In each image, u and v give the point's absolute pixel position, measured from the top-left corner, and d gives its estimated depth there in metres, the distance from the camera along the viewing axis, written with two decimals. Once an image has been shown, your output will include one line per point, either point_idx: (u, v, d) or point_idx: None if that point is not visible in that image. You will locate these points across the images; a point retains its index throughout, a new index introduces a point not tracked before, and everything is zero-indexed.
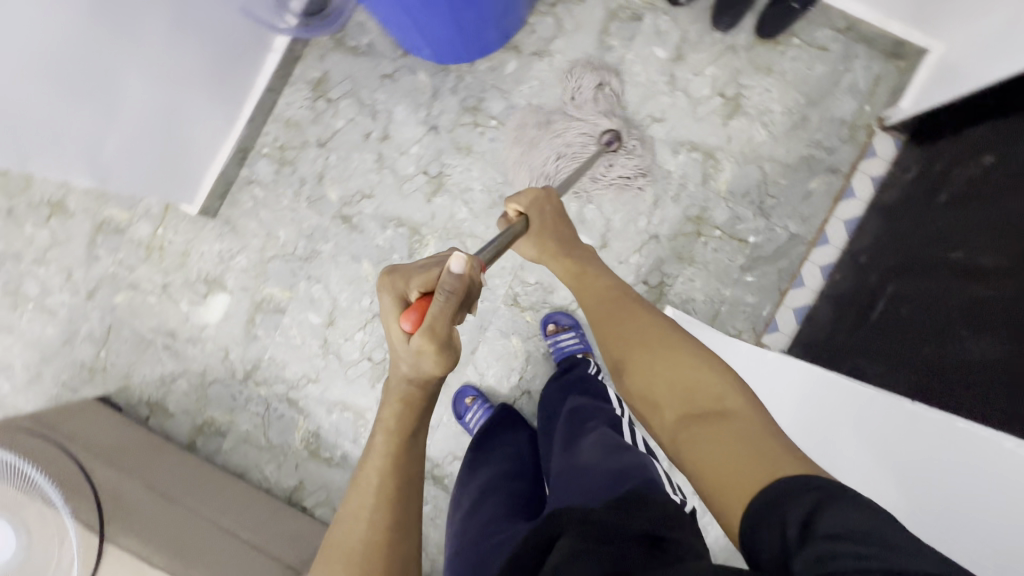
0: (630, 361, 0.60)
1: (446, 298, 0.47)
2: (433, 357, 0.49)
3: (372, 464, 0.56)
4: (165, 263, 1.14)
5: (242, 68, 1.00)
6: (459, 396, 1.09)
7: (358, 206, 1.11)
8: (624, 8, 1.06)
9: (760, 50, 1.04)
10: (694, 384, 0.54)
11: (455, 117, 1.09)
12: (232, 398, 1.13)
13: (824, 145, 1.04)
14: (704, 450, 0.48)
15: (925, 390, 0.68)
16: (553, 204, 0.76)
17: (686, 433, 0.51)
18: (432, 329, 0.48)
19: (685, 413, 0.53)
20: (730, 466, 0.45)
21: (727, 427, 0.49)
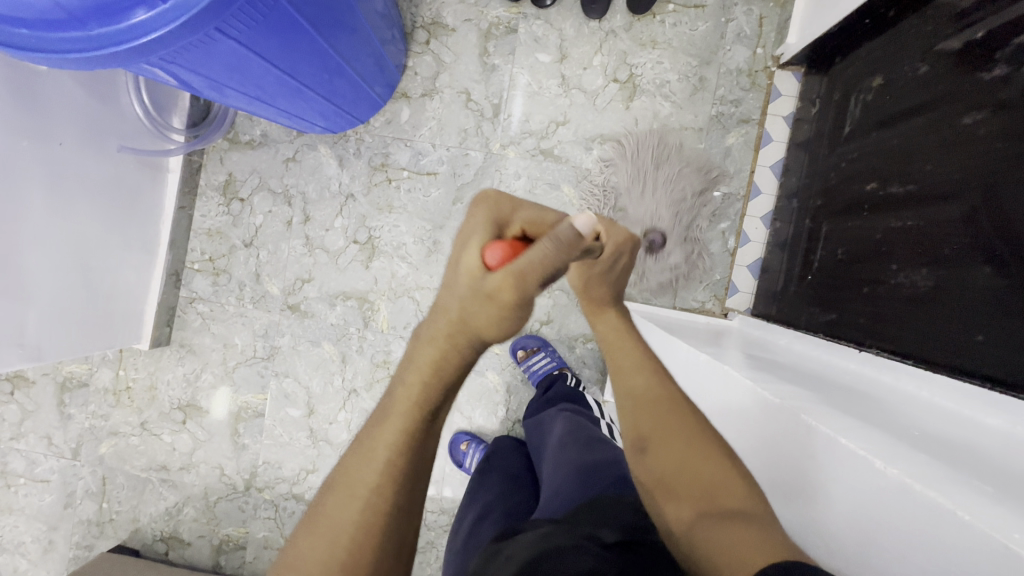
0: (654, 442, 0.54)
1: (559, 249, 0.36)
2: (502, 313, 0.38)
3: (378, 434, 0.41)
4: (137, 402, 1.15)
5: (143, 206, 1.01)
6: (454, 444, 1.10)
7: (301, 292, 1.11)
8: (496, 25, 1.05)
9: (641, 27, 1.03)
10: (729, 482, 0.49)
11: (367, 179, 1.09)
12: (240, 510, 1.14)
13: (729, 99, 1.03)
14: (721, 541, 0.44)
15: (873, 332, 0.68)
16: (631, 252, 0.54)
17: (702, 527, 0.46)
18: (526, 278, 0.36)
19: (701, 501, 0.49)
20: (741, 552, 0.42)
21: (745, 528, 0.44)
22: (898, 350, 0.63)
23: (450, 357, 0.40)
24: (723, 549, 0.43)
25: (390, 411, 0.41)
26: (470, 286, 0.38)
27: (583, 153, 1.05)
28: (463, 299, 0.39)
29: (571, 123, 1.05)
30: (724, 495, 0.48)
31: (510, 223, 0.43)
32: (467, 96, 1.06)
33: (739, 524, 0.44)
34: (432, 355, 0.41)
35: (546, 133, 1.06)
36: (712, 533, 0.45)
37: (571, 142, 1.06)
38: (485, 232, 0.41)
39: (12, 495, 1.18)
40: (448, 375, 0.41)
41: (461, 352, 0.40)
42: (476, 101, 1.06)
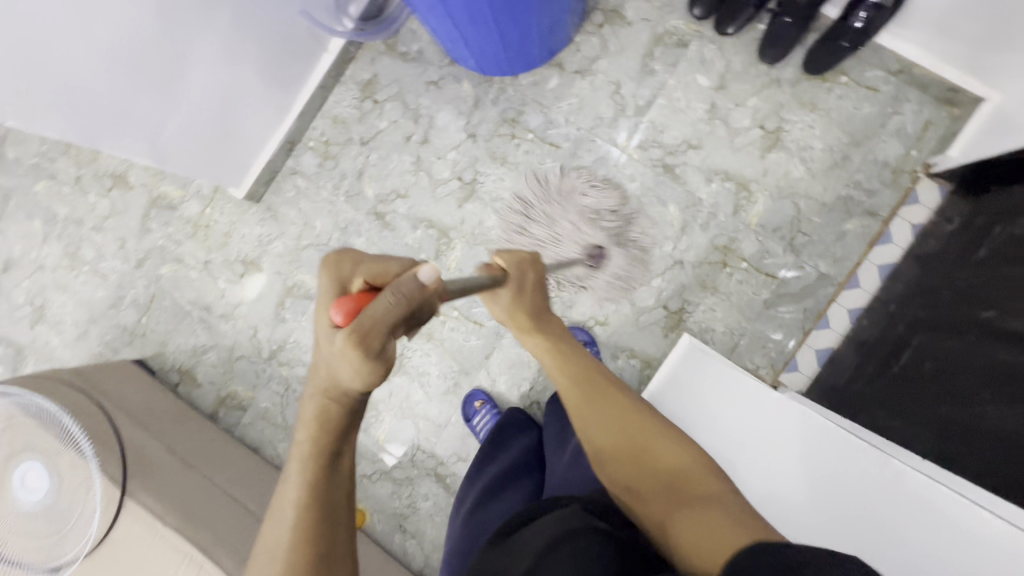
0: (619, 451, 0.61)
1: (398, 302, 0.40)
2: (361, 366, 0.39)
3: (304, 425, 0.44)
4: (210, 241, 1.21)
5: (298, 59, 1.07)
6: (470, 399, 1.11)
7: (392, 204, 1.15)
8: (670, 34, 1.07)
9: (806, 87, 1.03)
10: (680, 473, 0.56)
11: (493, 127, 1.12)
12: (256, 374, 1.19)
13: (864, 186, 1.01)
14: (691, 524, 0.49)
15: (938, 453, 0.67)
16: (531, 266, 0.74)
17: (679, 515, 0.51)
18: (368, 333, 0.38)
19: (672, 495, 0.54)
20: (716, 535, 0.46)
21: (711, 509, 0.50)
22: (974, 475, 0.61)
23: (338, 406, 0.43)
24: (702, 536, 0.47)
25: (288, 480, 0.44)
26: (330, 350, 0.41)
27: (701, 183, 1.06)
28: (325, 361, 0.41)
29: (703, 150, 1.06)
30: (689, 488, 0.54)
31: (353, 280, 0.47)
32: (616, 89, 1.08)
33: (706, 505, 0.51)
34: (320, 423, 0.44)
35: (675, 150, 1.07)
36: (688, 517, 0.50)
37: (694, 168, 1.06)
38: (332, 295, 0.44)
39: (72, 277, 1.26)
40: (336, 426, 0.44)
41: (343, 404, 0.43)
42: (623, 95, 1.08)
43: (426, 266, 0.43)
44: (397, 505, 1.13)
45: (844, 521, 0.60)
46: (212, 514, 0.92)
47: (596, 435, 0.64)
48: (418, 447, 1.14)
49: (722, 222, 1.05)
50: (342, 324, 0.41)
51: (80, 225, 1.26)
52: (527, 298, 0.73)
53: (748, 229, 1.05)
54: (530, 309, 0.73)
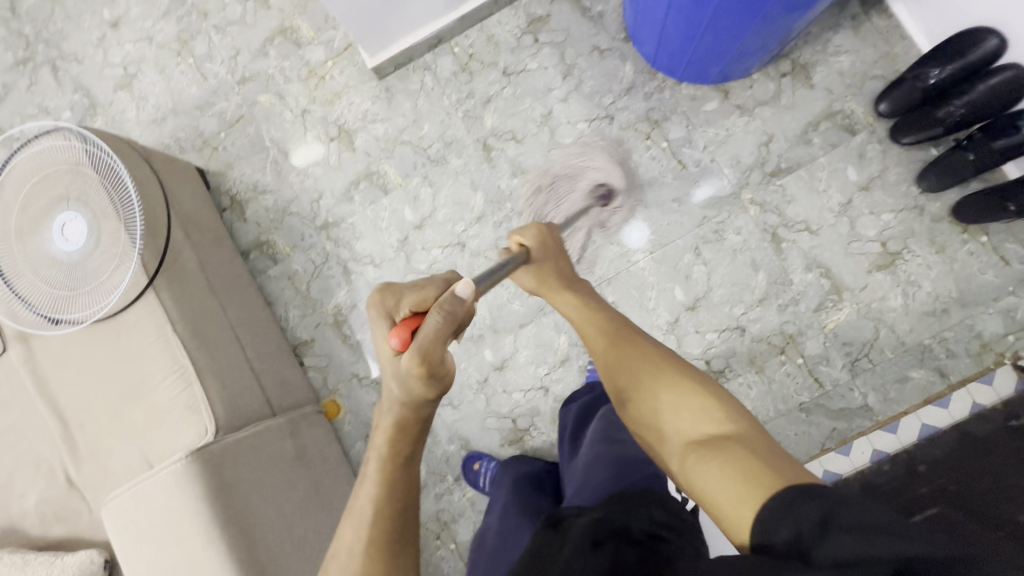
0: (636, 395, 0.61)
1: (443, 315, 0.53)
2: (420, 379, 0.53)
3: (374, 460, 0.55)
4: (317, 92, 1.18)
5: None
6: (466, 462, 1.09)
7: (503, 143, 1.12)
8: (843, 116, 1.03)
9: (944, 228, 1.00)
10: (697, 411, 0.55)
11: (633, 119, 1.09)
12: (301, 236, 1.18)
13: (948, 345, 0.99)
14: (707, 471, 0.47)
15: None
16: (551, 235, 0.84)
17: (693, 457, 0.50)
18: (424, 346, 0.52)
19: (689, 436, 0.53)
20: (735, 477, 0.45)
21: (728, 445, 0.49)
22: None
23: (401, 437, 0.55)
24: (714, 478, 0.47)
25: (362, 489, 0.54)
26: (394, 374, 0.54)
27: (799, 267, 1.04)
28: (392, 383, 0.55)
29: (817, 238, 1.03)
30: (707, 426, 0.53)
31: (397, 310, 0.59)
32: (766, 141, 1.05)
33: (723, 443, 0.49)
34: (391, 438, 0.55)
35: (791, 225, 1.04)
36: (702, 459, 0.49)
37: (801, 250, 1.04)
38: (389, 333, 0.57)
39: (174, 62, 1.24)
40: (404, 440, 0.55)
41: (408, 411, 0.55)
42: (770, 150, 1.05)
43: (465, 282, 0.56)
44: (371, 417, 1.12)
45: None
46: (215, 343, 0.92)
47: (616, 381, 0.65)
48: None
49: (800, 313, 1.03)
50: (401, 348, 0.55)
51: (204, 18, 1.23)
52: (560, 264, 0.82)
53: (820, 330, 1.03)
54: (562, 274, 0.82)
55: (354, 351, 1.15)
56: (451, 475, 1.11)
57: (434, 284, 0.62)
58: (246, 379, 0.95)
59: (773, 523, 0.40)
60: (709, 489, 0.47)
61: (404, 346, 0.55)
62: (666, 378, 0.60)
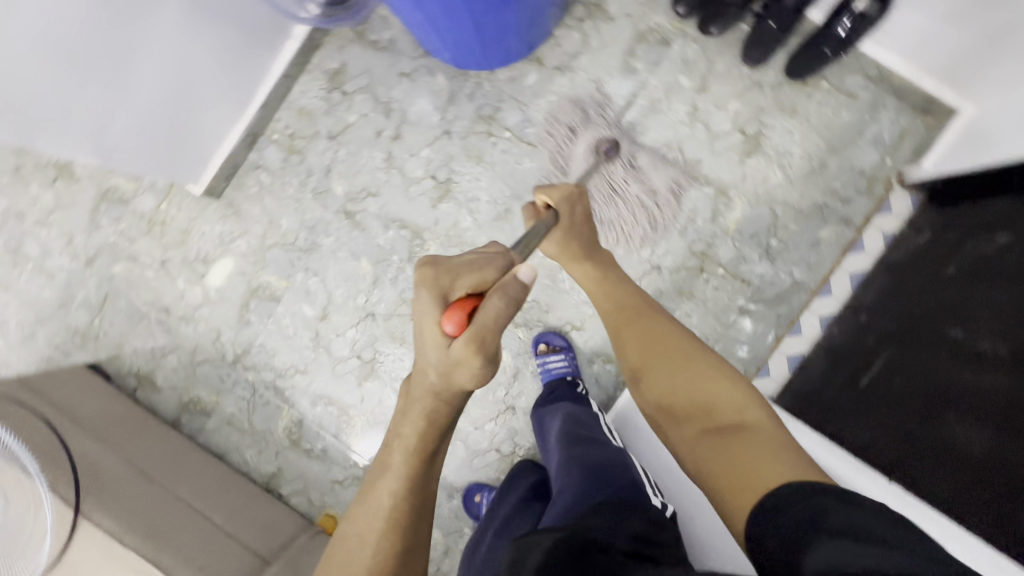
0: (651, 374, 0.64)
1: (507, 305, 0.52)
2: (472, 370, 0.50)
3: (386, 479, 0.54)
4: (167, 238, 1.14)
5: (250, 38, 0.97)
6: (466, 496, 1.08)
7: (363, 203, 1.10)
8: (652, 32, 1.03)
9: (787, 91, 1.02)
10: (720, 397, 0.58)
11: (469, 124, 1.07)
12: (220, 379, 1.14)
13: (840, 194, 1.02)
14: (721, 454, 0.53)
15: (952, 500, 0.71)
16: (580, 198, 0.76)
17: (708, 444, 0.55)
18: (485, 338, 0.50)
19: (705, 419, 0.57)
20: (744, 467, 0.50)
21: (745, 440, 0.53)
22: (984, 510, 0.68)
23: (427, 438, 0.54)
24: (729, 466, 0.51)
25: (381, 496, 0.54)
26: (442, 364, 0.51)
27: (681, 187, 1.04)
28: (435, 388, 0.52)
29: (682, 153, 1.04)
30: (724, 415, 0.57)
31: (456, 286, 0.53)
32: (596, 87, 1.05)
33: (740, 436, 0.54)
34: (411, 428, 0.54)
35: (655, 153, 1.04)
36: (719, 448, 0.54)
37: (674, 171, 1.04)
38: (436, 308, 0.52)
39: (15, 275, 1.17)
40: (426, 450, 0.55)
41: (447, 406, 0.54)
42: (603, 94, 1.05)
43: (527, 268, 0.54)
44: None
45: None
46: (176, 532, 0.88)
47: (631, 360, 0.67)
48: None
49: (701, 227, 1.05)
50: (454, 334, 0.51)
51: (22, 220, 1.17)
52: (580, 234, 0.76)
53: (725, 235, 1.04)
54: (581, 242, 0.76)
55: (323, 460, 1.12)
56: (467, 526, 1.10)
57: (494, 264, 0.56)
58: (225, 547, 0.92)
59: (783, 511, 0.44)
60: (724, 473, 0.51)
61: (460, 331, 0.51)
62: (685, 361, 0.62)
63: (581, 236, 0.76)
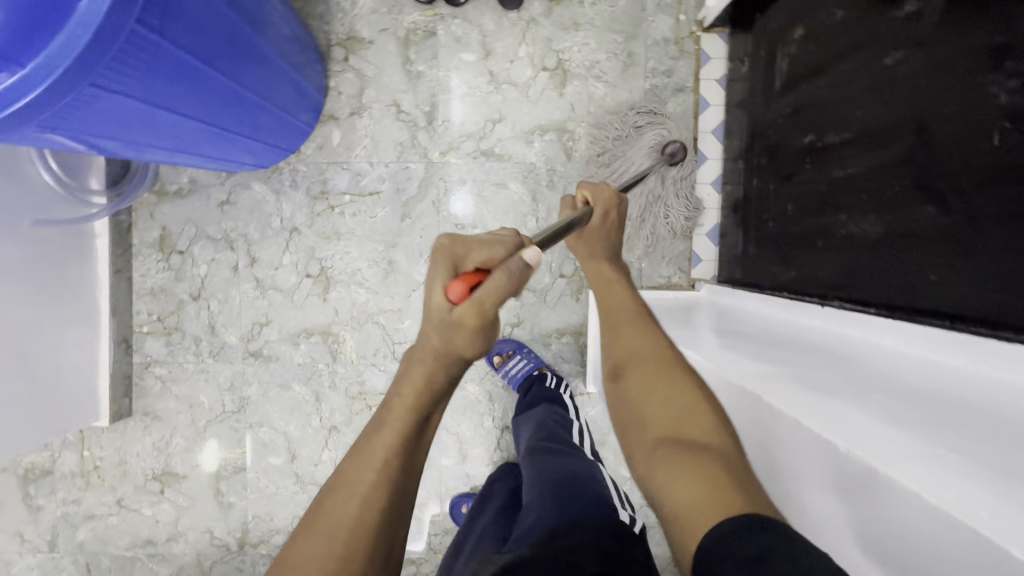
0: (632, 375, 0.56)
1: (510, 277, 0.42)
2: (470, 335, 0.42)
3: (378, 435, 0.43)
4: (108, 479, 1.09)
5: (51, 268, 0.92)
6: (454, 509, 1.07)
7: (261, 337, 1.06)
8: (413, 31, 1.01)
9: (561, 11, 1.01)
10: (692, 413, 0.50)
11: (309, 209, 1.04)
12: (238, 569, 1.10)
13: (660, 70, 1.01)
14: (672, 470, 0.45)
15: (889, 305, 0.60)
16: (619, 208, 0.71)
17: (663, 456, 0.47)
18: (483, 305, 0.41)
19: (669, 431, 0.49)
20: (697, 487, 0.42)
21: (704, 462, 0.44)
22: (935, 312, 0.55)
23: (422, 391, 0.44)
24: (682, 477, 0.44)
25: (366, 469, 0.42)
26: (438, 320, 0.43)
27: (525, 148, 1.03)
28: (439, 329, 0.43)
29: (507, 119, 1.03)
30: (693, 432, 0.48)
31: (466, 260, 0.46)
32: (397, 109, 1.03)
33: (700, 455, 0.45)
34: (400, 411, 0.44)
35: (484, 133, 1.03)
36: (673, 463, 0.45)
37: (511, 138, 1.03)
38: (443, 275, 0.45)
39: None
40: (423, 399, 0.44)
41: (446, 371, 0.44)
42: (407, 111, 1.03)
43: (534, 249, 0.43)
44: None
45: (790, 451, 0.49)
46: None
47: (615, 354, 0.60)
48: (428, 533, 1.09)
49: (564, 171, 1.03)
50: (458, 303, 0.43)
51: None
52: (613, 236, 0.71)
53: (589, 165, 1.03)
54: (604, 246, 0.70)
55: None
56: None
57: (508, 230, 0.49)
58: None
59: (724, 555, 0.37)
60: (667, 490, 0.44)
61: (462, 300, 0.42)
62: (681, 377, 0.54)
63: (610, 248, 0.70)
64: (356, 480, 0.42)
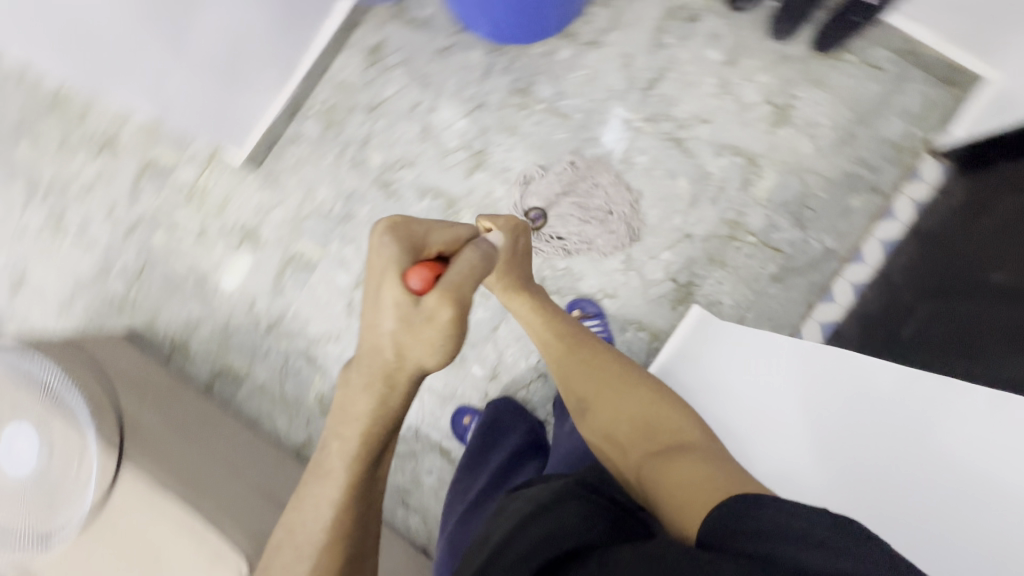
0: (595, 406, 0.76)
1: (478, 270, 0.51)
2: (436, 339, 0.48)
3: (329, 460, 0.52)
4: (205, 208, 1.17)
5: (297, 11, 1.02)
6: (457, 414, 1.10)
7: (398, 173, 1.12)
8: (682, 8, 1.07)
9: (815, 64, 1.04)
10: (667, 425, 0.70)
11: (503, 97, 1.11)
12: (253, 346, 1.15)
13: (869, 163, 1.03)
14: (685, 472, 0.60)
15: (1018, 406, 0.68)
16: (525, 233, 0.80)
17: (657, 462, 0.64)
18: (454, 296, 0.48)
19: (654, 445, 0.67)
20: (703, 486, 0.56)
21: (692, 456, 0.63)
22: None
23: (379, 416, 0.51)
24: (685, 474, 0.59)
25: (327, 487, 0.52)
26: (403, 317, 0.48)
27: (711, 157, 1.06)
28: (399, 325, 0.48)
29: (713, 124, 1.06)
30: (672, 437, 0.68)
31: (429, 245, 0.55)
32: (627, 61, 1.08)
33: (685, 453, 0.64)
34: (336, 468, 0.52)
35: (685, 124, 1.07)
36: (665, 464, 0.63)
37: (705, 142, 1.07)
38: (399, 261, 0.50)
39: (55, 245, 1.20)
40: (375, 428, 0.51)
41: (399, 389, 0.51)
42: (634, 68, 1.08)
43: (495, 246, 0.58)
44: (399, 480, 1.11)
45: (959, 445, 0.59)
46: (212, 488, 0.88)
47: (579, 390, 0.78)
48: (421, 420, 1.11)
49: (731, 196, 1.06)
50: (420, 291, 0.49)
51: (64, 191, 1.19)
52: (522, 266, 0.81)
53: (756, 204, 1.06)
54: (522, 277, 0.82)
55: None
56: None
57: (448, 228, 0.59)
58: (258, 505, 0.91)
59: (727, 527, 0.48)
60: (673, 489, 0.59)
61: (425, 288, 0.49)
62: (650, 404, 0.73)
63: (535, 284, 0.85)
64: (321, 504, 0.53)
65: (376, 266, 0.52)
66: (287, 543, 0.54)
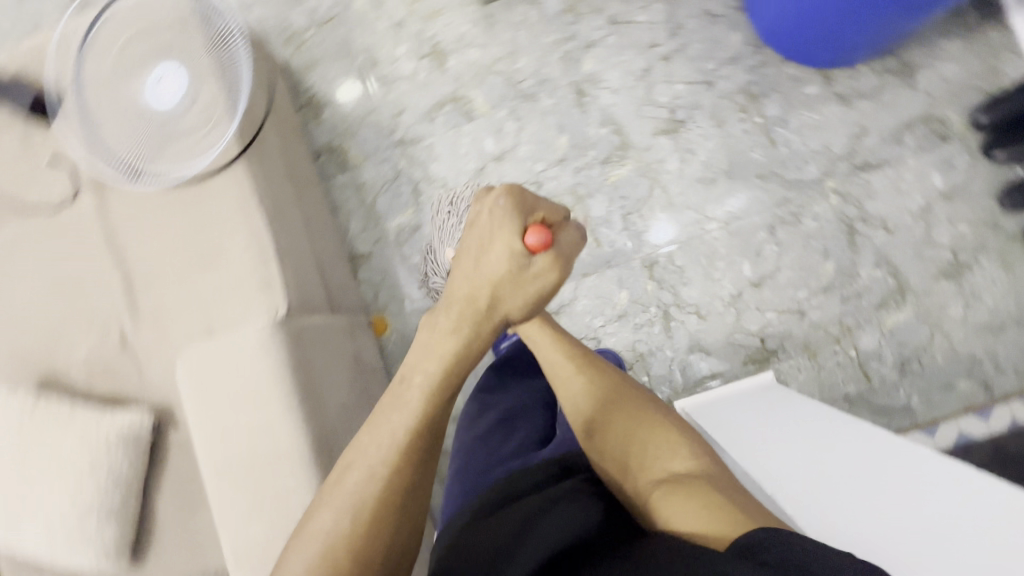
0: (609, 429, 0.60)
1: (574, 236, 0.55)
2: (538, 290, 0.54)
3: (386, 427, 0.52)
4: (417, 7, 1.17)
5: None
6: None
7: (598, 90, 1.12)
8: (937, 123, 1.06)
9: (1015, 248, 1.03)
10: (670, 446, 0.55)
11: (731, 90, 1.09)
12: (376, 147, 1.16)
13: (998, 361, 1.02)
14: (682, 506, 0.47)
15: None
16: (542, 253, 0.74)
17: (662, 492, 0.50)
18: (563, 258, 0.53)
19: (657, 471, 0.53)
20: (713, 517, 0.44)
21: (697, 485, 0.48)
22: None
23: (465, 353, 0.54)
24: (688, 506, 0.46)
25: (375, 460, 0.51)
26: (513, 266, 0.52)
27: (868, 262, 1.05)
28: (507, 278, 0.53)
29: (891, 236, 1.05)
30: (678, 463, 0.53)
31: (534, 212, 0.54)
32: (858, 133, 1.07)
33: (692, 481, 0.49)
34: (396, 437, 0.52)
35: (868, 219, 1.05)
36: (670, 494, 0.49)
37: (873, 246, 1.05)
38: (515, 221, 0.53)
39: None
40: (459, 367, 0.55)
41: (482, 334, 0.55)
42: (860, 143, 1.07)
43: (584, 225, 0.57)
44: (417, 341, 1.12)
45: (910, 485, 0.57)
46: (287, 231, 0.89)
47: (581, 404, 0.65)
48: None
49: (862, 306, 1.05)
50: (532, 249, 0.52)
51: None
52: None
53: (878, 327, 1.04)
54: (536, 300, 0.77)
55: (410, 273, 1.13)
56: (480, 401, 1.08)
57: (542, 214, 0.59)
58: (311, 274, 0.92)
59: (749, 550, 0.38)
60: (674, 516, 0.47)
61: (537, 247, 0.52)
62: (650, 428, 0.58)
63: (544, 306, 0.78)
64: (368, 472, 0.50)
65: (483, 224, 0.54)
66: (323, 515, 0.48)
